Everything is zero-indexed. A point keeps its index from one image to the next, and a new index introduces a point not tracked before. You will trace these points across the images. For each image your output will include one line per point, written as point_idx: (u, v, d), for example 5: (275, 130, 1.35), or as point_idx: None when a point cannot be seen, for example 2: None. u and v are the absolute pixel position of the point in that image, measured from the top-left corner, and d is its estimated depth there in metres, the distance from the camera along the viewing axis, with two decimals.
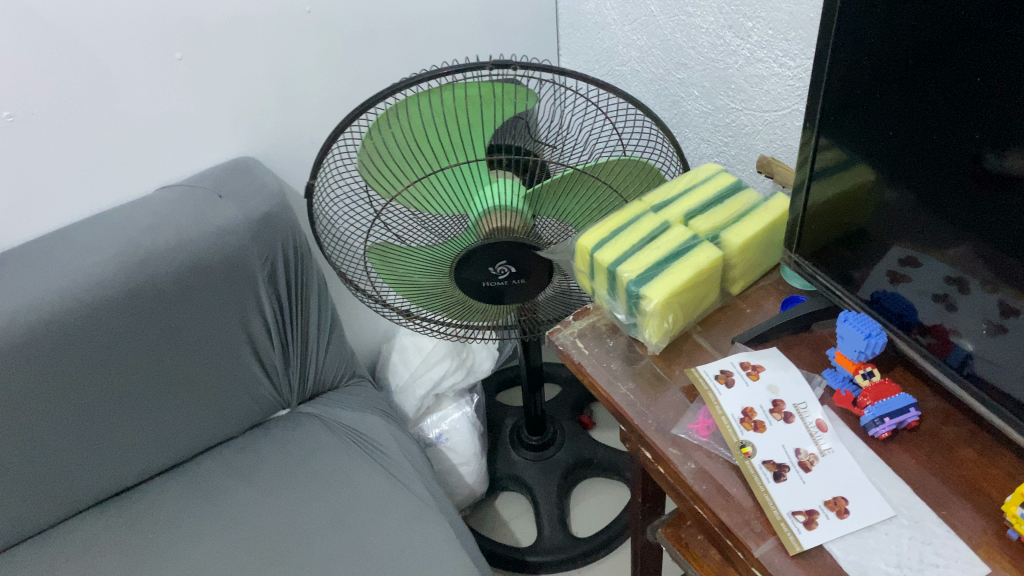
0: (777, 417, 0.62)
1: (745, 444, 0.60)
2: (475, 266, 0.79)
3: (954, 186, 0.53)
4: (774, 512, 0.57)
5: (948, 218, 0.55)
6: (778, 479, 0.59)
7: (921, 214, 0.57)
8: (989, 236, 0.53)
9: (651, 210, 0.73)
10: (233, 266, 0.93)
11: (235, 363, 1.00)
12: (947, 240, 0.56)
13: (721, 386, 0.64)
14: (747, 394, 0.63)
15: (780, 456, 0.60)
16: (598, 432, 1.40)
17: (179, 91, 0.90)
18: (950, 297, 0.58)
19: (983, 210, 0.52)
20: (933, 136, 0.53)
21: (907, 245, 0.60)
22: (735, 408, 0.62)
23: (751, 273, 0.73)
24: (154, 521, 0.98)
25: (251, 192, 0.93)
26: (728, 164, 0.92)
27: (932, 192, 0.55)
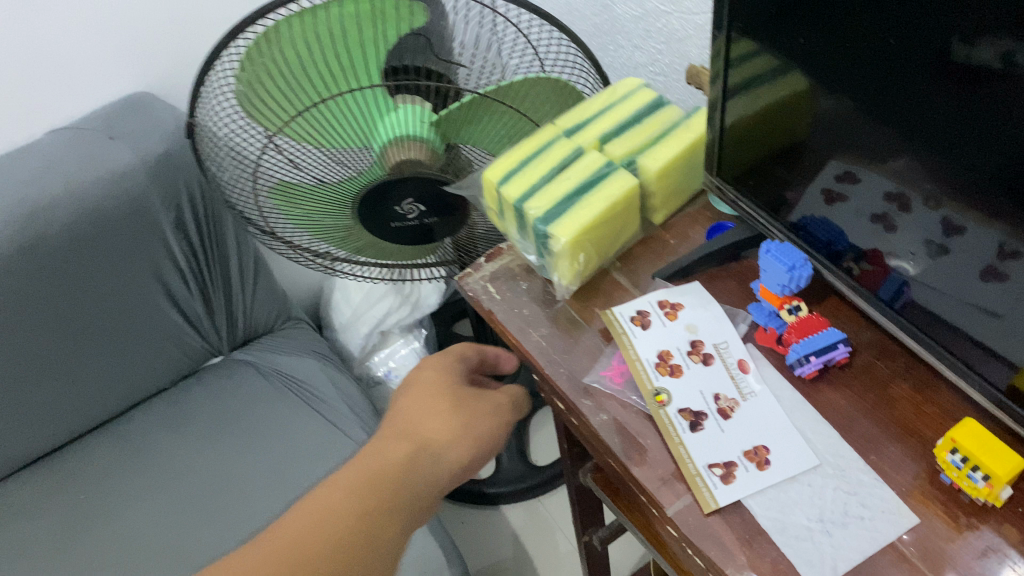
0: (695, 359, 0.58)
1: (659, 391, 0.56)
2: (380, 206, 0.73)
3: (908, 85, 0.44)
4: (688, 467, 0.53)
5: (900, 125, 0.46)
6: (694, 429, 0.54)
7: (863, 121, 0.48)
8: (948, 145, 0.43)
9: (565, 135, 0.66)
10: (133, 213, 0.86)
11: (154, 314, 0.95)
12: (890, 151, 0.48)
13: (636, 329, 0.59)
14: (663, 336, 0.59)
15: (697, 403, 0.56)
16: None
17: (52, 25, 0.81)
18: (890, 216, 0.51)
19: (943, 114, 0.43)
20: (886, 23, 0.43)
21: (848, 158, 0.51)
22: (650, 352, 0.58)
23: (673, 200, 0.67)
24: (84, 482, 0.94)
25: (145, 132, 0.86)
26: (663, 73, 0.84)
27: (883, 94, 0.46)
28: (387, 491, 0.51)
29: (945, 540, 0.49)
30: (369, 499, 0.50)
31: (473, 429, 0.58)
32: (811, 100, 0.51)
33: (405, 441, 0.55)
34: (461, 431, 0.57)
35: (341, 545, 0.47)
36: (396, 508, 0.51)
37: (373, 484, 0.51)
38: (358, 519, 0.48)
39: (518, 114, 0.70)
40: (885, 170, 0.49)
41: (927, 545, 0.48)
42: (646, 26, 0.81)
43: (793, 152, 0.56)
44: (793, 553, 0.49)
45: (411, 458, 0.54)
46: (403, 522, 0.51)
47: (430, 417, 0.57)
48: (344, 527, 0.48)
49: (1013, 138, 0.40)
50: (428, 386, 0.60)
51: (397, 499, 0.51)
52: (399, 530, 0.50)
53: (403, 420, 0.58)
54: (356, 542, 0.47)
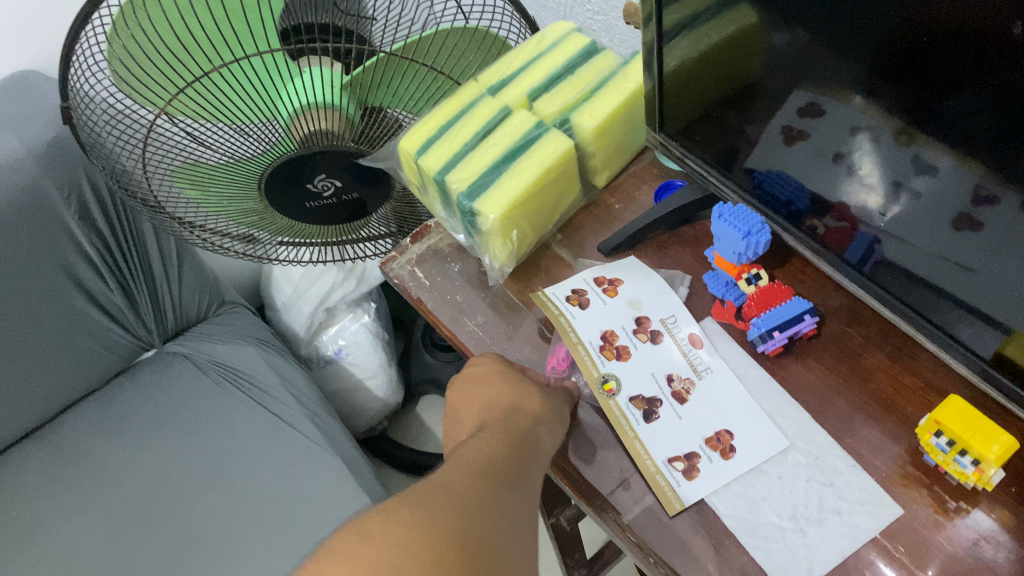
0: (643, 338, 0.52)
1: (608, 378, 0.50)
2: (293, 186, 0.65)
3: (857, 4, 0.36)
4: (646, 464, 0.47)
5: (873, 51, 0.37)
6: (649, 420, 0.49)
7: (824, 54, 0.40)
8: (913, 76, 0.36)
9: (488, 94, 0.59)
10: (30, 208, 0.77)
11: (71, 314, 0.87)
12: (857, 89, 0.40)
13: (574, 308, 0.53)
14: (604, 315, 0.53)
15: (649, 389, 0.50)
16: None
17: None
18: (856, 163, 0.44)
19: (925, 36, 0.34)
20: None
21: (806, 102, 0.44)
22: (593, 334, 0.52)
23: (616, 159, 0.60)
24: (14, 496, 0.87)
25: (30, 116, 0.77)
26: (600, 11, 0.75)
27: (848, 18, 0.37)
28: (503, 476, 0.43)
29: (933, 530, 0.43)
30: (494, 483, 0.42)
31: (558, 415, 0.49)
32: (752, 35, 0.44)
33: (496, 428, 0.47)
34: (545, 417, 0.48)
35: (490, 522, 0.40)
36: (518, 495, 0.43)
37: (490, 468, 0.43)
38: (497, 502, 0.41)
39: (436, 72, 0.63)
40: (836, 118, 0.43)
41: (913, 538, 0.43)
42: None
43: (734, 99, 0.49)
44: (765, 557, 0.43)
45: (510, 444, 0.46)
46: (527, 513, 0.43)
47: (520, 407, 0.48)
48: (488, 506, 0.40)
49: (994, 69, 0.33)
50: (498, 372, 0.51)
51: (518, 485, 0.43)
52: (525, 516, 0.43)
53: (491, 412, 0.49)
54: (501, 521, 0.40)
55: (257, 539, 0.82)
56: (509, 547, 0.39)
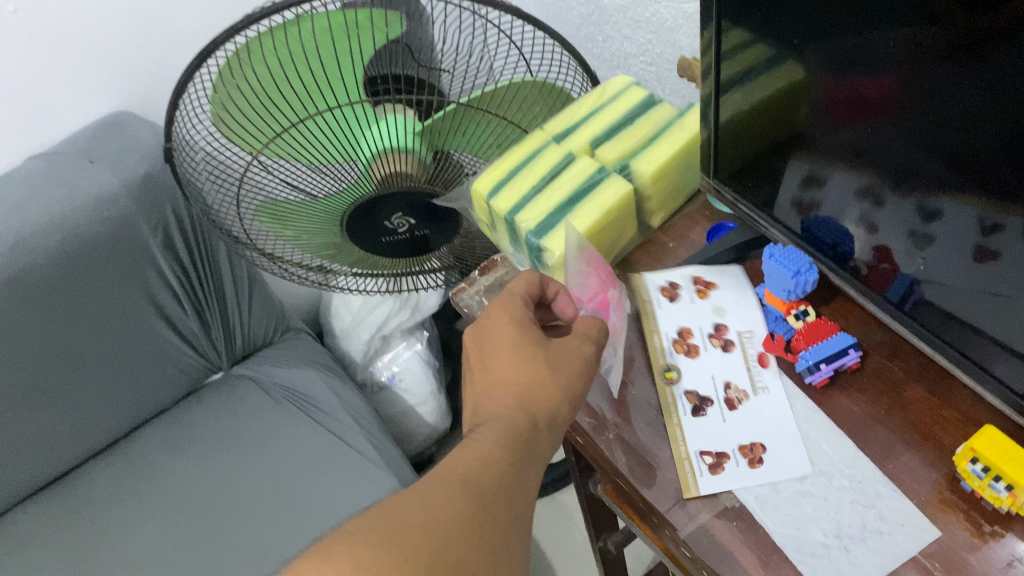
0: (716, 343, 0.58)
1: (670, 367, 0.57)
2: (371, 222, 0.71)
3: (901, 73, 0.41)
4: (678, 450, 0.52)
5: (910, 116, 0.42)
6: (696, 413, 0.54)
7: (867, 114, 0.45)
8: (953, 134, 0.40)
9: (554, 141, 0.64)
10: (121, 237, 0.84)
11: (150, 336, 0.93)
12: (897, 150, 0.44)
13: (663, 300, 0.60)
14: (688, 312, 0.60)
15: (705, 388, 0.56)
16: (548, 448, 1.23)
17: (25, 49, 0.79)
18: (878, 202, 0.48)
19: (958, 101, 0.39)
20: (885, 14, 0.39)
21: (849, 158, 0.48)
22: (670, 326, 0.59)
23: (670, 203, 0.64)
24: (91, 507, 0.93)
25: (125, 152, 0.83)
26: (654, 63, 0.81)
27: (887, 84, 0.42)
28: (510, 479, 0.45)
29: (969, 550, 0.46)
30: (499, 485, 0.45)
31: (570, 399, 0.51)
32: (801, 93, 0.48)
33: (505, 415, 0.48)
34: (559, 400, 0.50)
35: (487, 533, 0.43)
36: (520, 493, 0.46)
37: (491, 468, 0.45)
38: (496, 509, 0.44)
39: (503, 121, 0.69)
40: (876, 171, 0.47)
41: (950, 557, 0.46)
42: (635, 16, 0.79)
43: (781, 149, 0.53)
44: (811, 571, 0.47)
45: (516, 435, 0.47)
46: (525, 507, 0.46)
47: (538, 396, 0.50)
48: (487, 513, 0.43)
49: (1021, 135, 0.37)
50: (514, 348, 0.51)
51: (519, 481, 0.46)
52: (523, 510, 0.46)
53: (507, 390, 0.50)
54: (499, 530, 0.43)
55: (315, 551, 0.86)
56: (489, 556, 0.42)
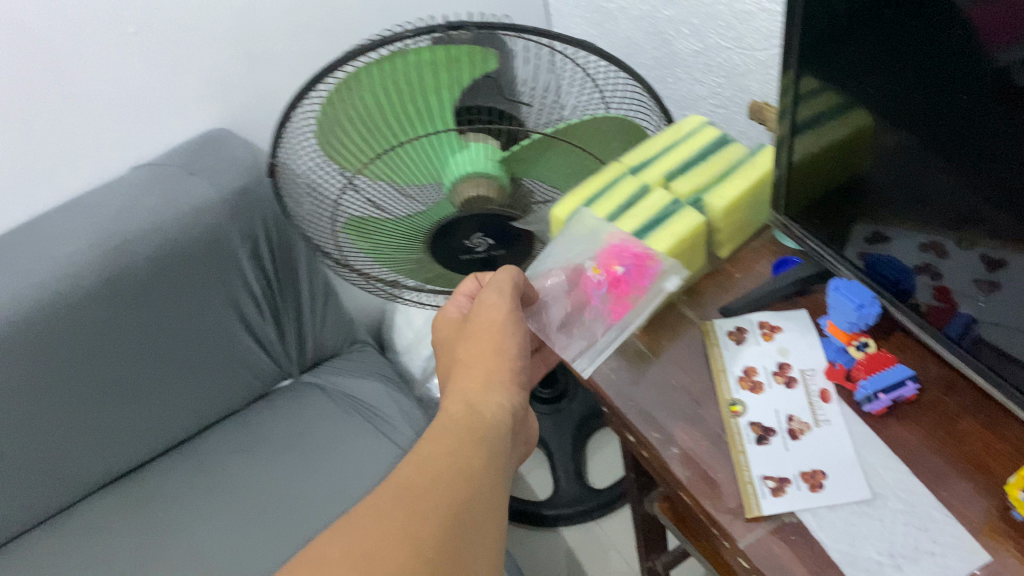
0: (779, 380, 0.60)
1: (735, 402, 0.59)
2: (454, 238, 0.76)
3: (962, 122, 0.45)
4: (744, 473, 0.55)
5: (970, 163, 0.46)
6: (761, 442, 0.57)
7: (929, 160, 0.49)
8: (1011, 180, 0.44)
9: (630, 172, 0.68)
10: (215, 245, 0.90)
11: (229, 341, 0.98)
12: (957, 194, 0.48)
13: (730, 342, 0.62)
14: (754, 353, 0.62)
15: (769, 419, 0.58)
16: (595, 478, 1.25)
17: (139, 68, 0.86)
18: (940, 244, 0.51)
19: (1015, 149, 0.42)
20: (947, 67, 0.44)
21: (913, 201, 0.52)
22: (736, 365, 0.61)
23: (738, 235, 0.68)
24: (163, 498, 0.98)
25: (224, 166, 0.89)
26: (725, 106, 0.85)
27: (948, 132, 0.46)
28: (461, 462, 0.50)
29: None
30: (443, 482, 0.48)
31: (498, 349, 0.60)
32: (868, 139, 0.52)
33: (455, 396, 0.58)
34: (483, 356, 0.59)
35: (442, 533, 0.45)
36: (473, 477, 0.50)
37: (443, 460, 0.50)
38: (449, 513, 0.46)
39: (586, 153, 0.72)
40: (936, 214, 0.50)
41: None
42: (707, 61, 0.83)
43: (848, 191, 0.57)
44: None
45: (462, 417, 0.55)
46: (488, 491, 0.50)
47: (472, 366, 0.59)
48: (434, 515, 0.46)
49: None
50: (459, 349, 0.62)
51: (468, 469, 0.50)
52: (488, 494, 0.50)
53: (456, 382, 0.59)
54: (457, 527, 0.46)
55: None
56: (451, 530, 0.46)
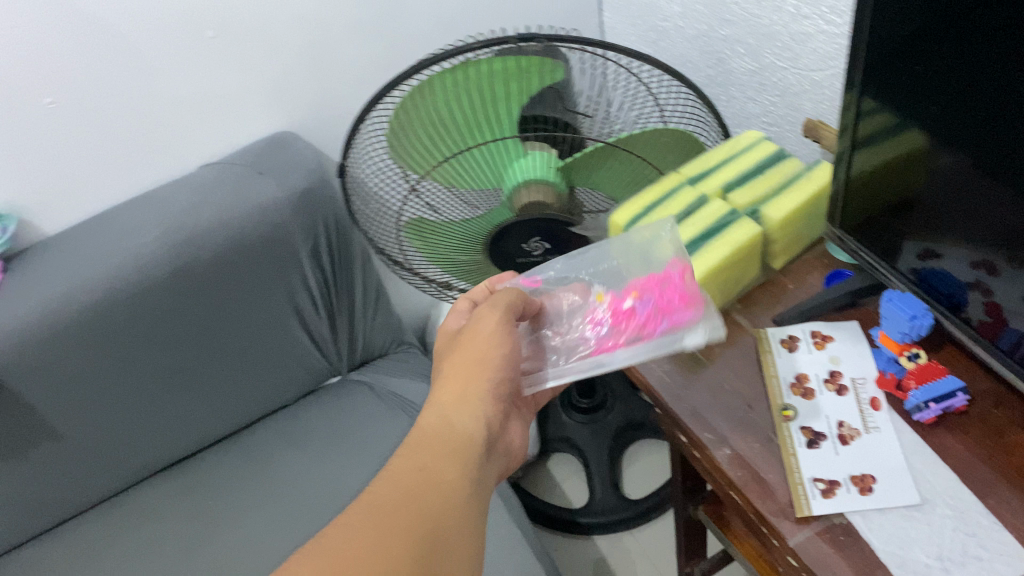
0: (830, 388, 0.62)
1: (787, 406, 0.61)
2: (513, 240, 0.78)
3: (1013, 144, 0.47)
4: (795, 475, 0.57)
5: (1018, 184, 0.48)
6: (812, 446, 0.59)
7: (982, 179, 0.50)
8: None
9: (689, 183, 0.71)
10: (278, 243, 0.93)
11: (284, 336, 1.02)
12: (1007, 214, 0.50)
13: (782, 350, 0.64)
14: (805, 360, 0.63)
15: (820, 425, 0.60)
16: (630, 488, 1.26)
17: (213, 71, 0.90)
18: (992, 262, 0.53)
19: None
20: (1001, 90, 0.46)
21: (964, 219, 0.54)
22: (788, 371, 0.63)
23: (792, 248, 0.70)
24: (214, 486, 1.02)
25: (290, 167, 0.93)
26: (777, 125, 0.88)
27: (1000, 153, 0.48)
28: (431, 481, 0.50)
29: None
30: (416, 499, 0.48)
31: (483, 361, 0.59)
32: (924, 156, 0.54)
33: (431, 408, 0.57)
34: (467, 368, 0.58)
35: (410, 550, 0.45)
36: (446, 494, 0.50)
37: (414, 481, 0.50)
38: (418, 533, 0.46)
39: (646, 164, 0.74)
40: (988, 232, 0.52)
41: None
42: (762, 80, 0.86)
43: (902, 208, 0.59)
44: None
45: (434, 432, 0.54)
46: (460, 507, 0.50)
47: (454, 377, 0.58)
48: (403, 533, 0.46)
49: None
50: (444, 359, 0.62)
51: (441, 486, 0.50)
52: (460, 510, 0.49)
53: (435, 394, 0.58)
54: (426, 548, 0.46)
55: None
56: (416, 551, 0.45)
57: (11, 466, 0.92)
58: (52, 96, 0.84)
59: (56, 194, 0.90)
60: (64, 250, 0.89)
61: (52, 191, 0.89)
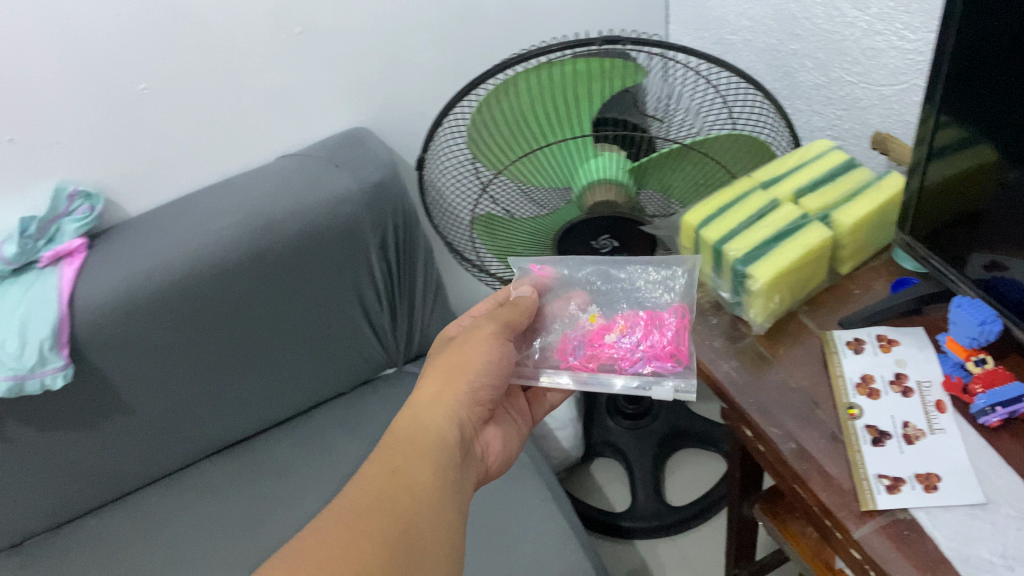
0: (896, 389, 0.63)
1: (853, 405, 0.62)
2: (579, 238, 0.80)
3: None
4: (860, 471, 0.58)
5: None
6: (876, 444, 0.60)
7: None
8: None
9: (761, 187, 0.73)
10: (348, 234, 0.96)
11: (347, 325, 1.05)
12: None
13: (848, 351, 0.66)
14: (872, 362, 0.65)
15: (885, 424, 0.61)
16: (672, 496, 1.27)
17: (296, 67, 0.94)
18: None
19: None
20: None
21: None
22: (854, 372, 0.65)
23: (859, 254, 0.72)
24: (271, 468, 1.05)
25: (364, 162, 0.96)
26: (842, 138, 0.89)
27: None
28: (410, 475, 0.54)
29: None
30: (390, 498, 0.52)
31: (466, 366, 0.64)
32: (994, 172, 0.56)
33: (413, 408, 0.62)
34: (451, 372, 0.64)
35: (386, 545, 0.48)
36: (420, 490, 0.53)
37: (394, 474, 0.54)
38: (396, 523, 0.50)
39: (721, 166, 0.76)
40: None
41: None
42: (829, 94, 0.88)
43: (973, 219, 0.60)
44: None
45: (414, 432, 0.59)
46: (435, 502, 0.53)
47: (439, 378, 0.64)
48: (380, 531, 0.49)
49: None
50: (430, 364, 0.67)
51: (415, 484, 0.53)
52: (434, 506, 0.53)
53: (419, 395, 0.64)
54: (405, 537, 0.49)
55: (471, 540, 0.94)
56: (393, 536, 0.49)
57: (84, 437, 0.96)
58: (146, 82, 0.88)
59: (140, 176, 0.95)
60: (146, 230, 0.94)
61: (137, 173, 0.94)
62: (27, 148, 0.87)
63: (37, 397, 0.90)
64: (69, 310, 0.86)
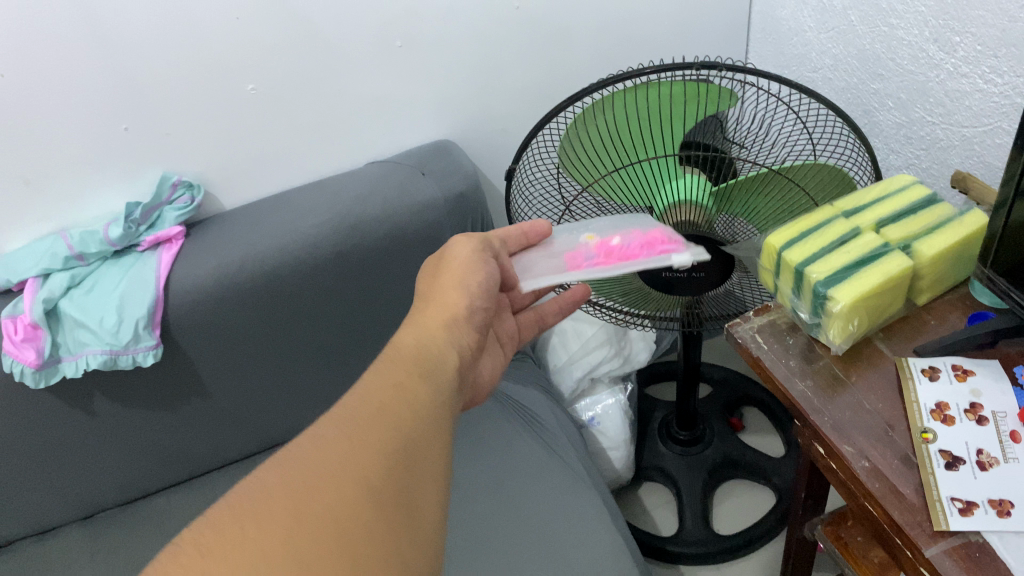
0: (970, 417, 0.64)
1: (927, 430, 0.64)
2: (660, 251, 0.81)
3: None
4: (932, 492, 0.59)
5: None
6: (949, 467, 0.61)
7: None
8: None
9: (844, 216, 0.75)
10: (430, 239, 0.99)
11: None
12: None
13: (923, 378, 0.68)
14: (946, 390, 0.67)
15: (959, 449, 0.62)
16: (720, 525, 1.28)
17: (392, 76, 0.99)
18: None
19: None
20: None
21: None
22: (929, 399, 0.66)
23: (936, 286, 0.74)
24: None
25: (451, 171, 1.00)
26: (919, 177, 0.92)
27: None
28: (408, 396, 0.46)
29: None
30: (392, 409, 0.45)
31: (468, 291, 0.61)
32: None
33: (415, 319, 0.58)
34: (453, 291, 0.61)
35: (385, 458, 0.41)
36: (423, 411, 0.46)
37: (394, 397, 0.46)
38: (393, 444, 0.42)
39: (802, 192, 0.78)
40: None
41: None
42: (908, 134, 0.90)
43: None
44: None
45: (417, 352, 0.52)
46: (438, 426, 0.46)
47: (443, 294, 0.60)
48: (378, 442, 0.42)
49: None
50: (431, 275, 0.64)
51: (417, 402, 0.46)
52: (435, 425, 0.46)
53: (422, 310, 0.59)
54: (402, 457, 0.42)
55: (526, 545, 0.95)
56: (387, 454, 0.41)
57: (162, 416, 1.01)
58: (255, 83, 0.93)
59: (237, 171, 1.00)
60: (240, 222, 0.99)
61: (235, 168, 1.00)
62: (140, 136, 0.92)
63: (128, 374, 0.94)
64: (165, 289, 0.91)
